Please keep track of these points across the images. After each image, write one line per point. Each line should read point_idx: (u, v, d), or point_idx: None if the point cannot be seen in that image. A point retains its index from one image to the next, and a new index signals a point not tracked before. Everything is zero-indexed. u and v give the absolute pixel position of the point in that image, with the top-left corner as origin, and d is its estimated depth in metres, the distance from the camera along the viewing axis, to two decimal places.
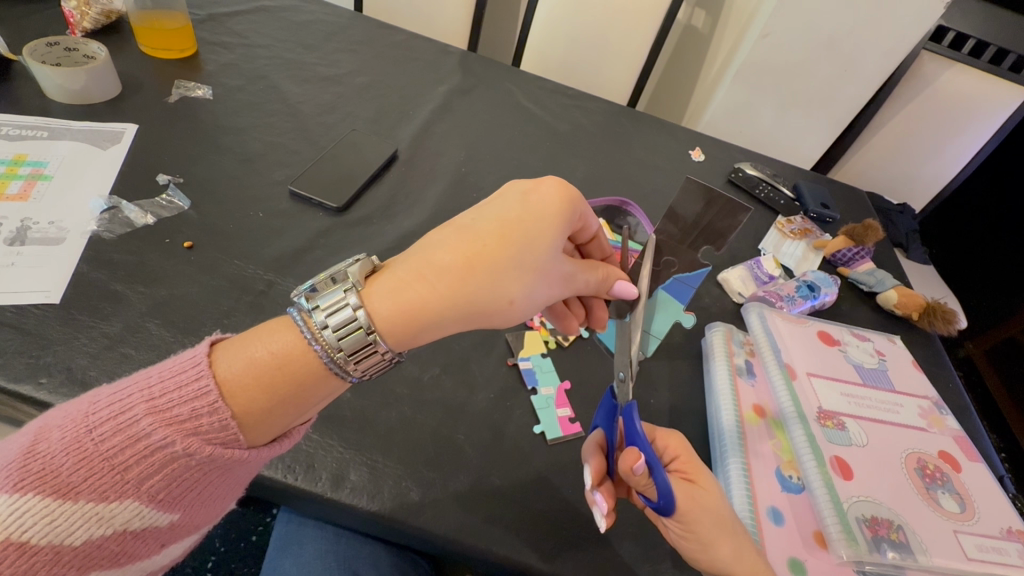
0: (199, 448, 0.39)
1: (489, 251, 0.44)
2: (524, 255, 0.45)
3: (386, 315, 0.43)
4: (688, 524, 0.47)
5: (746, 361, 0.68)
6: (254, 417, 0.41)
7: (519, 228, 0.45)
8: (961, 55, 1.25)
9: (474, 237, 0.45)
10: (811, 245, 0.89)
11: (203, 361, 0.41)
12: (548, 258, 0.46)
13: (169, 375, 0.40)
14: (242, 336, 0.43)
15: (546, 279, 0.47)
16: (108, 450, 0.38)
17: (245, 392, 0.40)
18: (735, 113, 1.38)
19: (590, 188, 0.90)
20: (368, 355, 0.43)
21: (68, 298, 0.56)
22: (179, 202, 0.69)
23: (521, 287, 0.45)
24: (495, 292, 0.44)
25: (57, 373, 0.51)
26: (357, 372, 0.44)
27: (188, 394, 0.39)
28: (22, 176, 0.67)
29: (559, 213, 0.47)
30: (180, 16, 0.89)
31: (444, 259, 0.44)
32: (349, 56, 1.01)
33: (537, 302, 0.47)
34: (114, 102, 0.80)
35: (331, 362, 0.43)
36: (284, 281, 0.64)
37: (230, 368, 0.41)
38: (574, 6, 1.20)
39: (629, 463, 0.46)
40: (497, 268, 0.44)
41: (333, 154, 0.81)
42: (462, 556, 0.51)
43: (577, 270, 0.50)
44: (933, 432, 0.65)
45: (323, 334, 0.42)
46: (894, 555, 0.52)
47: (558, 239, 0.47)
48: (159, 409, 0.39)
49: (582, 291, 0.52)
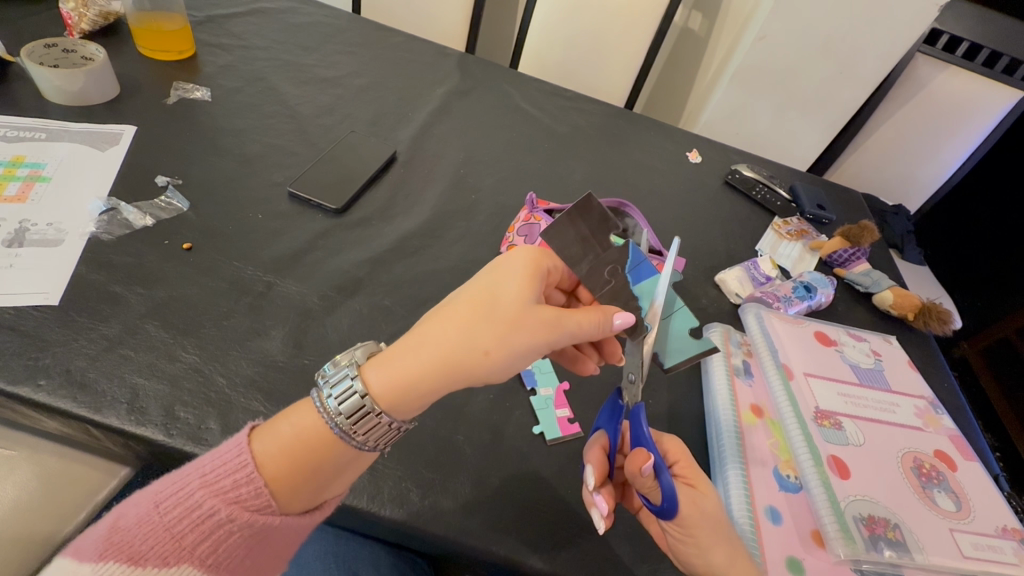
0: (240, 515, 0.40)
1: (462, 311, 0.43)
2: (493, 307, 0.43)
3: (378, 386, 0.42)
4: (686, 528, 0.47)
5: (744, 361, 0.68)
6: (284, 484, 0.41)
7: (487, 286, 0.44)
8: (955, 59, 1.27)
9: (449, 304, 0.44)
10: (807, 246, 0.90)
11: (244, 438, 0.42)
12: (520, 307, 0.43)
13: (218, 451, 0.42)
14: (276, 414, 0.45)
15: (526, 326, 0.43)
16: (170, 520, 0.40)
17: (273, 462, 0.41)
18: (732, 115, 1.38)
19: (588, 190, 0.91)
20: (367, 421, 0.42)
21: (67, 301, 0.56)
22: (178, 204, 0.69)
23: (496, 337, 0.42)
24: (465, 344, 0.42)
25: (55, 376, 0.51)
26: (361, 436, 0.43)
27: (231, 467, 0.41)
28: (20, 178, 0.67)
29: (525, 267, 0.46)
30: (178, 18, 0.89)
31: (427, 326, 0.43)
32: (347, 58, 1.01)
33: (523, 352, 0.43)
34: (112, 104, 0.80)
35: (336, 427, 0.42)
36: (282, 283, 0.64)
37: (263, 443, 0.42)
38: (571, 9, 1.20)
39: (638, 464, 0.48)
40: (467, 323, 0.42)
41: (331, 156, 0.81)
42: (462, 557, 0.51)
43: (564, 312, 0.45)
44: (928, 431, 0.66)
45: (327, 403, 0.42)
46: (890, 553, 0.53)
47: (530, 289, 0.45)
48: (211, 484, 0.41)
49: (577, 333, 0.45)
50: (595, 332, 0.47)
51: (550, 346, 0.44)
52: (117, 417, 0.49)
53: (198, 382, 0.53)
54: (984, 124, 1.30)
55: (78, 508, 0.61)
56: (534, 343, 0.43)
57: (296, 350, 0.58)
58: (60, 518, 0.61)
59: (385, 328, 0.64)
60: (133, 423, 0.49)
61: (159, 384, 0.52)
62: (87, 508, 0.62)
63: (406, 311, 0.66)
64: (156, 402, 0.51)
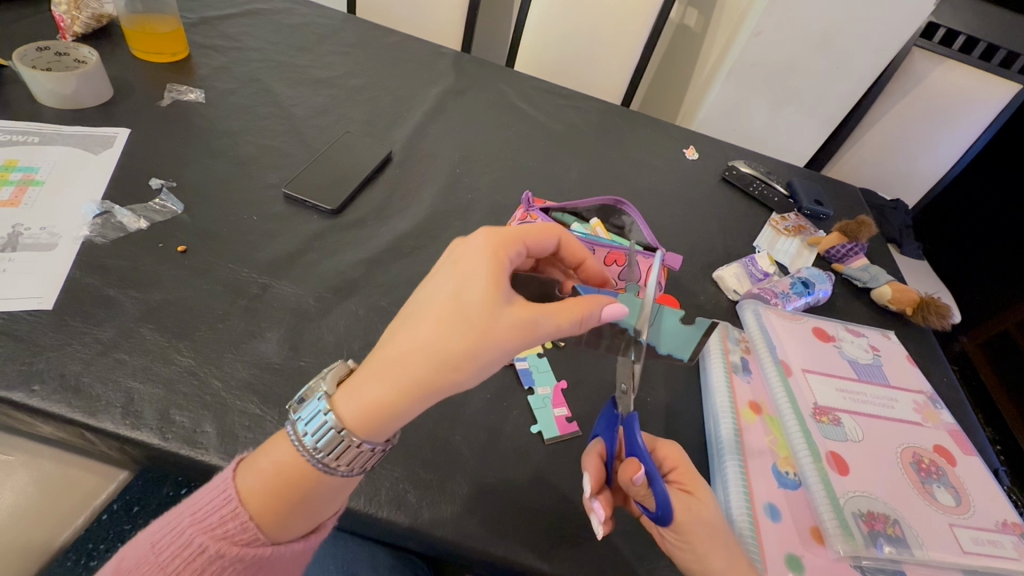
0: (229, 550, 0.41)
1: (433, 326, 0.41)
2: (460, 319, 0.41)
3: (353, 415, 0.42)
4: (683, 534, 0.47)
5: (742, 358, 0.68)
6: (270, 516, 0.42)
7: (450, 296, 0.42)
8: (952, 52, 1.25)
9: (418, 317, 0.42)
10: (806, 242, 0.89)
11: (228, 476, 0.43)
12: (489, 317, 0.42)
13: (203, 490, 0.43)
14: (257, 449, 0.45)
15: (498, 334, 0.42)
16: (165, 559, 0.41)
17: (256, 497, 0.42)
18: (729, 112, 1.38)
19: (584, 188, 0.91)
20: (347, 452, 0.42)
21: (60, 305, 0.56)
22: (173, 206, 0.68)
23: (466, 350, 0.41)
24: (436, 362, 0.41)
25: (48, 381, 0.50)
26: (344, 467, 0.43)
27: (216, 504, 0.42)
28: (13, 182, 0.66)
29: (488, 271, 0.43)
30: (171, 20, 0.89)
31: (398, 343, 0.42)
32: (342, 58, 1.01)
33: (498, 358, 0.42)
34: (105, 106, 0.80)
35: (317, 463, 0.42)
36: (278, 285, 0.64)
37: (246, 480, 0.43)
38: (567, 6, 1.20)
39: (630, 474, 0.48)
40: (439, 338, 0.41)
41: (327, 157, 0.81)
42: (461, 558, 0.51)
43: (537, 312, 0.44)
44: (927, 426, 0.65)
45: (303, 440, 0.42)
46: (890, 549, 0.53)
47: (497, 293, 0.43)
48: (201, 522, 0.42)
49: (554, 330, 0.45)
50: (574, 326, 0.46)
51: (527, 347, 0.44)
52: (111, 421, 0.49)
53: (194, 385, 0.53)
54: (983, 118, 1.30)
55: (76, 512, 0.61)
56: (508, 348, 0.42)
57: (292, 352, 0.58)
58: (59, 524, 0.60)
59: (383, 328, 0.63)
60: (128, 427, 0.49)
61: (154, 388, 0.52)
62: (85, 513, 0.61)
63: (403, 312, 0.66)
64: (151, 406, 0.51)
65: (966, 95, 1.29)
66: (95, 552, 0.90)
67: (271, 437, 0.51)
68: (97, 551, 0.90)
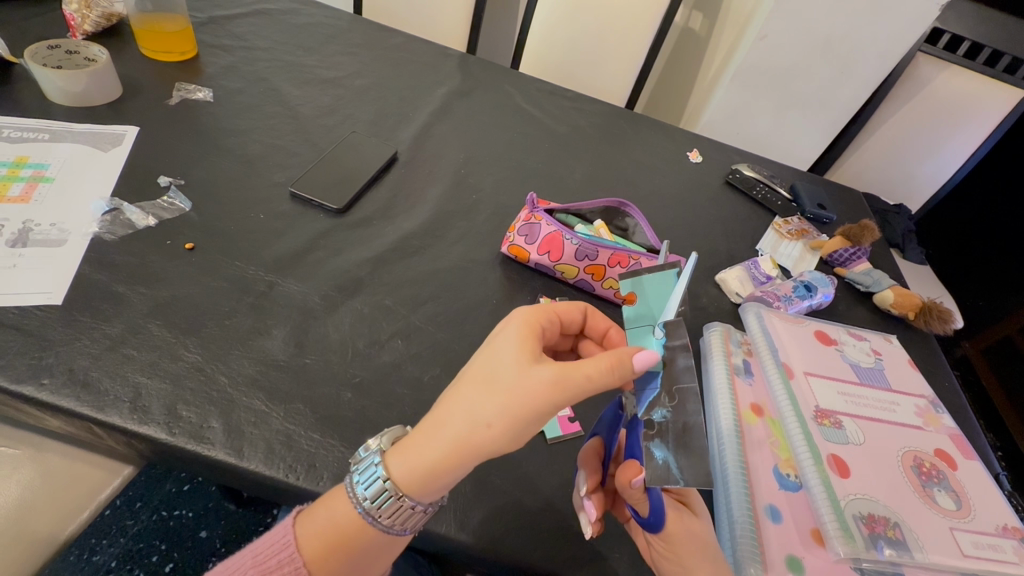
0: None
1: (463, 390, 0.43)
2: (491, 381, 0.42)
3: (396, 470, 0.43)
4: (672, 545, 0.47)
5: (745, 361, 0.68)
6: (323, 564, 0.44)
7: (485, 361, 0.44)
8: (955, 58, 1.29)
9: (456, 382, 0.45)
10: (808, 245, 0.90)
11: (290, 522, 0.45)
12: (513, 376, 0.42)
13: (265, 537, 0.46)
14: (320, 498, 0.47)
15: (526, 393, 0.41)
16: None
17: (311, 541, 0.44)
18: (734, 114, 1.38)
19: (588, 189, 0.91)
20: (393, 505, 0.43)
21: (69, 300, 0.57)
22: (180, 204, 0.69)
23: (496, 410, 0.41)
24: (468, 422, 0.42)
25: (58, 375, 0.51)
26: (387, 520, 0.44)
27: (278, 547, 0.44)
28: (24, 178, 0.67)
29: (519, 338, 0.45)
30: (181, 20, 0.89)
31: (438, 408, 0.44)
32: (348, 58, 1.02)
33: (530, 421, 0.42)
34: (115, 105, 0.80)
35: (362, 511, 0.44)
36: (284, 282, 0.64)
37: (308, 529, 0.45)
38: (574, 8, 1.20)
39: (628, 476, 0.46)
40: (470, 399, 0.42)
41: (333, 156, 0.81)
42: (463, 556, 0.51)
43: (564, 368, 0.42)
44: (929, 430, 0.66)
45: (356, 490, 0.44)
46: (891, 552, 0.53)
47: (523, 356, 0.43)
48: (260, 563, 0.44)
49: (587, 385, 0.42)
50: (611, 380, 0.43)
51: (559, 406, 0.42)
52: (119, 415, 0.50)
53: (200, 381, 0.53)
54: (988, 126, 1.30)
55: (81, 507, 0.62)
56: (536, 409, 0.41)
57: (297, 349, 0.59)
58: (61, 519, 0.61)
59: (386, 327, 0.64)
60: (135, 421, 0.50)
61: (161, 383, 0.52)
62: (89, 509, 0.62)
63: (407, 311, 0.66)
64: (158, 401, 0.51)
65: (971, 102, 1.30)
66: (97, 547, 0.90)
67: (276, 434, 0.52)
68: (100, 546, 0.91)
